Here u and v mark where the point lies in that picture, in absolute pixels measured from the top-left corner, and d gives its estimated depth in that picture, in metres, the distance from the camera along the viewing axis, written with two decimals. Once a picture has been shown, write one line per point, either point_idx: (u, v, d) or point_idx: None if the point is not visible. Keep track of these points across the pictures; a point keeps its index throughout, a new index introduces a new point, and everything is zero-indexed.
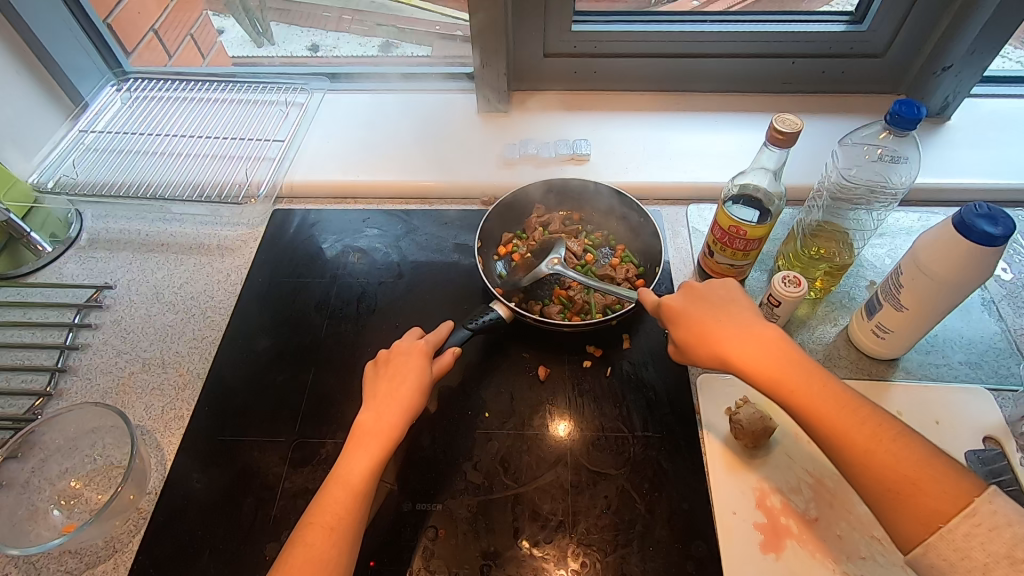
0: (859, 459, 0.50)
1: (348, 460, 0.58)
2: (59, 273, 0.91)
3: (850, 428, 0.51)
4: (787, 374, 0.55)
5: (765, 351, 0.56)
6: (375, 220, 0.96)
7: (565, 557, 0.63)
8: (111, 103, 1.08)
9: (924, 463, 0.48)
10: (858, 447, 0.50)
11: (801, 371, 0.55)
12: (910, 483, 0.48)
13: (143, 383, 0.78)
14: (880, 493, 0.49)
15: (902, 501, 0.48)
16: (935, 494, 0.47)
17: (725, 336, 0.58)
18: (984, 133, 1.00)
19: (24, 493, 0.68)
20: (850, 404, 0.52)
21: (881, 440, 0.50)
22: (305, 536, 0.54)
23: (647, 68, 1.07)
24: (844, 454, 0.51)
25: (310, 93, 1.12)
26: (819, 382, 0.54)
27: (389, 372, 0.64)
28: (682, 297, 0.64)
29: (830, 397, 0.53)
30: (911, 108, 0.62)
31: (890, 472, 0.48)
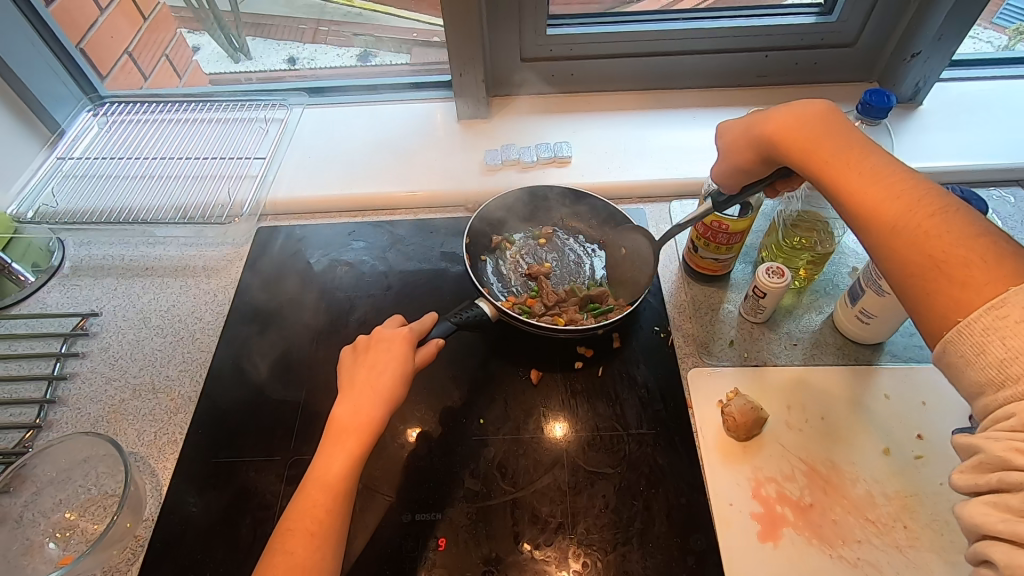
0: (898, 232, 0.48)
1: (326, 458, 0.58)
2: (43, 303, 0.90)
3: (898, 202, 0.49)
4: (837, 160, 0.54)
5: (809, 133, 0.57)
6: (361, 232, 0.96)
7: (567, 557, 0.63)
8: (88, 128, 1.07)
9: (972, 243, 0.45)
10: (902, 223, 0.48)
11: (853, 153, 0.54)
12: (938, 259, 0.45)
13: (134, 410, 0.77)
14: (909, 269, 0.47)
15: (927, 277, 0.46)
16: (969, 277, 0.44)
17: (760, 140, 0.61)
18: (956, 117, 1.02)
19: (18, 527, 0.68)
20: (901, 186, 0.50)
21: (930, 218, 0.47)
22: (286, 544, 0.54)
23: (624, 68, 1.08)
24: (878, 229, 0.49)
25: (290, 108, 1.10)
26: (875, 165, 0.52)
27: (368, 361, 0.64)
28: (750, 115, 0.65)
29: (883, 177, 0.51)
30: (882, 97, 0.63)
31: (925, 246, 0.46)
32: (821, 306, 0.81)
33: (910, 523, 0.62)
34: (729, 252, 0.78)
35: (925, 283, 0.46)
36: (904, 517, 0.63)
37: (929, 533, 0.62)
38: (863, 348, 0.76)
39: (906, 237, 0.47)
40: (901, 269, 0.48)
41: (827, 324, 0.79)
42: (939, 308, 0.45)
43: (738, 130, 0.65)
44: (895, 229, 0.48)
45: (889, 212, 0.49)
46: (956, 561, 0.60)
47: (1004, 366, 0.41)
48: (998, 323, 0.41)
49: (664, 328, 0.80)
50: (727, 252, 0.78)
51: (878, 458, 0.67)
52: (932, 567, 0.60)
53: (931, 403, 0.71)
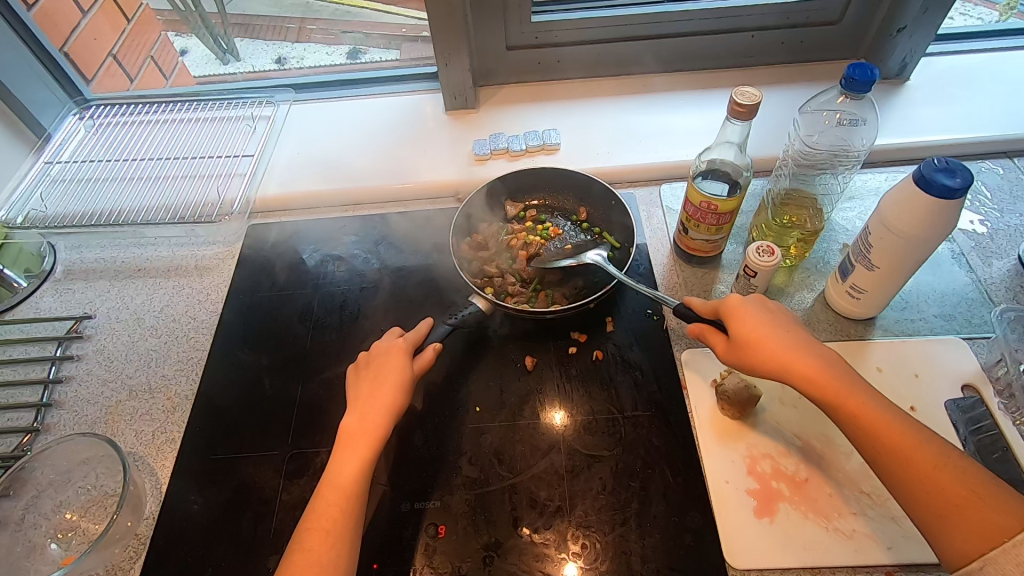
0: (925, 474, 0.50)
1: (337, 463, 0.59)
2: (36, 308, 0.90)
3: (914, 442, 0.52)
4: (842, 391, 0.55)
5: (811, 366, 0.57)
6: (351, 226, 0.96)
7: (566, 540, 0.63)
8: (75, 132, 1.07)
9: (982, 483, 0.49)
10: (925, 465, 0.51)
11: (857, 389, 0.56)
12: (969, 496, 0.49)
13: (132, 410, 0.78)
14: (940, 506, 0.49)
15: (962, 516, 0.48)
16: (992, 511, 0.48)
17: (765, 349, 0.59)
18: (943, 91, 1.02)
19: (20, 530, 0.68)
20: (900, 422, 0.53)
21: (945, 459, 0.51)
22: (304, 542, 0.55)
23: (610, 53, 1.07)
24: (905, 466, 0.51)
25: (276, 105, 1.10)
26: (873, 397, 0.55)
27: (370, 373, 0.65)
28: (746, 302, 0.62)
29: (884, 413, 0.54)
30: (865, 71, 0.63)
31: (947, 488, 0.50)
32: (812, 285, 0.81)
33: None
34: (719, 233, 0.78)
35: (957, 521, 0.48)
36: None
37: None
38: (855, 324, 0.77)
39: (936, 477, 0.50)
40: (934, 504, 0.50)
41: (820, 301, 0.79)
42: (974, 538, 0.47)
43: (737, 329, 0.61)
44: (919, 472, 0.51)
45: (909, 449, 0.52)
46: None
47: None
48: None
49: (656, 311, 0.81)
50: (717, 233, 0.78)
51: None
52: None
53: (923, 374, 0.71)
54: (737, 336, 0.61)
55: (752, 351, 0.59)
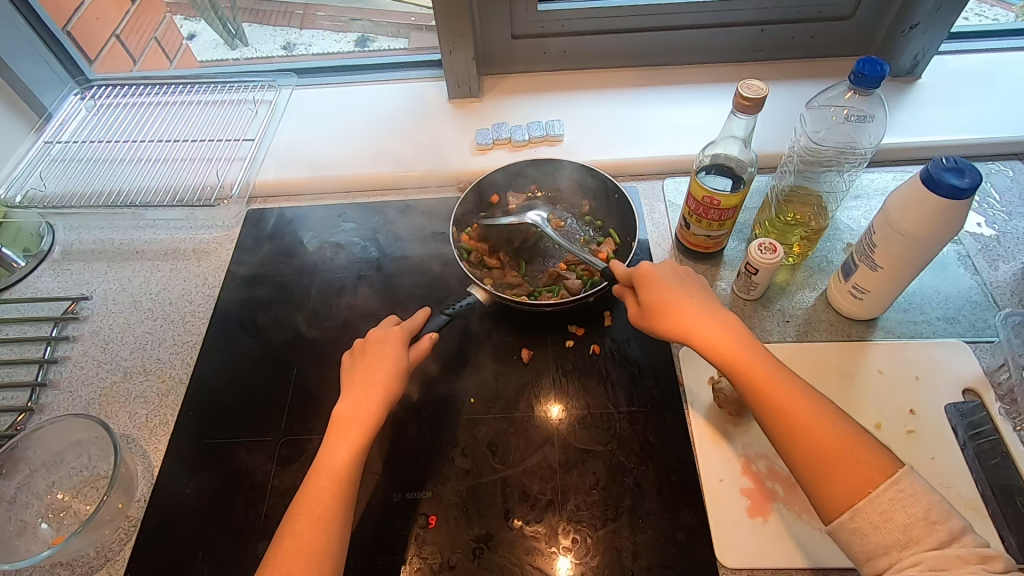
0: (803, 431, 0.52)
1: (330, 449, 0.59)
2: (34, 288, 0.90)
3: (788, 397, 0.54)
4: (732, 350, 0.57)
5: (713, 325, 0.59)
6: (351, 213, 0.96)
7: (557, 534, 0.63)
8: (76, 112, 1.06)
9: (858, 440, 0.51)
10: (800, 422, 0.53)
11: (740, 346, 0.58)
12: (839, 448, 0.51)
13: (126, 393, 0.77)
14: (815, 460, 0.51)
15: (833, 470, 0.50)
16: (865, 465, 0.50)
17: (660, 303, 0.62)
18: (955, 90, 1.00)
19: (12, 509, 0.68)
20: (789, 380, 0.55)
21: (820, 416, 0.53)
22: (293, 528, 0.54)
23: (618, 44, 1.06)
24: (785, 422, 0.53)
25: (279, 90, 1.09)
26: (761, 355, 0.57)
27: (366, 361, 0.64)
28: (655, 270, 0.65)
29: (766, 368, 0.56)
30: (874, 66, 0.62)
31: (819, 442, 0.51)
32: (815, 284, 0.80)
33: None
34: (722, 229, 0.77)
35: (829, 475, 0.50)
36: None
37: None
38: (857, 324, 0.76)
39: (808, 431, 0.52)
40: (813, 459, 0.51)
41: (821, 300, 0.78)
42: (847, 493, 0.49)
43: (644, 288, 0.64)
44: (796, 428, 0.53)
45: (781, 403, 0.54)
46: None
47: (908, 530, 0.47)
48: (899, 498, 0.48)
49: None
50: (719, 229, 0.77)
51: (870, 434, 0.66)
52: None
53: (924, 377, 0.70)
54: (645, 301, 0.63)
55: (659, 317, 0.62)
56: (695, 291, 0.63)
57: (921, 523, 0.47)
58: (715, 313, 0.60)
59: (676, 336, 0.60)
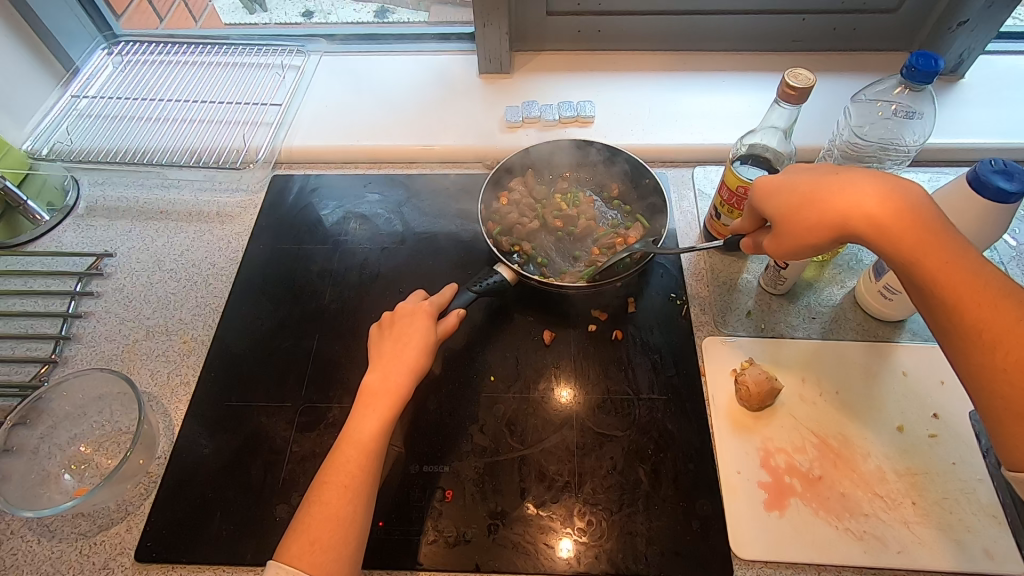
0: (1011, 360, 0.48)
1: (357, 421, 0.59)
2: (58, 242, 0.90)
3: (989, 308, 0.49)
4: (919, 249, 0.51)
5: (895, 217, 0.52)
6: (376, 184, 0.95)
7: (572, 515, 0.63)
8: (102, 67, 1.05)
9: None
10: (1012, 348, 0.48)
11: (949, 245, 0.51)
12: None
13: (148, 350, 0.78)
14: (1019, 403, 0.48)
15: None
16: None
17: (847, 194, 0.54)
18: (998, 92, 0.98)
19: (35, 458, 0.68)
20: (1001, 289, 0.50)
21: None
22: (320, 496, 0.55)
23: (654, 26, 1.04)
24: (986, 347, 0.49)
25: (307, 55, 1.10)
26: (957, 256, 0.51)
27: (395, 334, 0.64)
28: (784, 173, 0.59)
29: (968, 269, 0.51)
30: (928, 61, 0.60)
31: None
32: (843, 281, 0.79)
33: (919, 499, 0.62)
34: None
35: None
36: (913, 493, 0.62)
37: (939, 511, 0.61)
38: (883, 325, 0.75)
39: (1019, 364, 0.48)
40: (1018, 400, 0.48)
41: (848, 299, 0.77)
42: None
43: (781, 190, 0.58)
44: (1003, 353, 0.48)
45: (981, 315, 0.49)
46: (962, 539, 0.60)
47: None
48: None
49: (679, 296, 0.79)
50: None
51: (891, 435, 0.66)
52: (940, 544, 0.60)
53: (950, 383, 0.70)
54: (775, 208, 0.58)
55: (794, 221, 0.56)
56: (851, 173, 0.55)
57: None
58: (906, 188, 0.53)
59: (831, 229, 0.54)
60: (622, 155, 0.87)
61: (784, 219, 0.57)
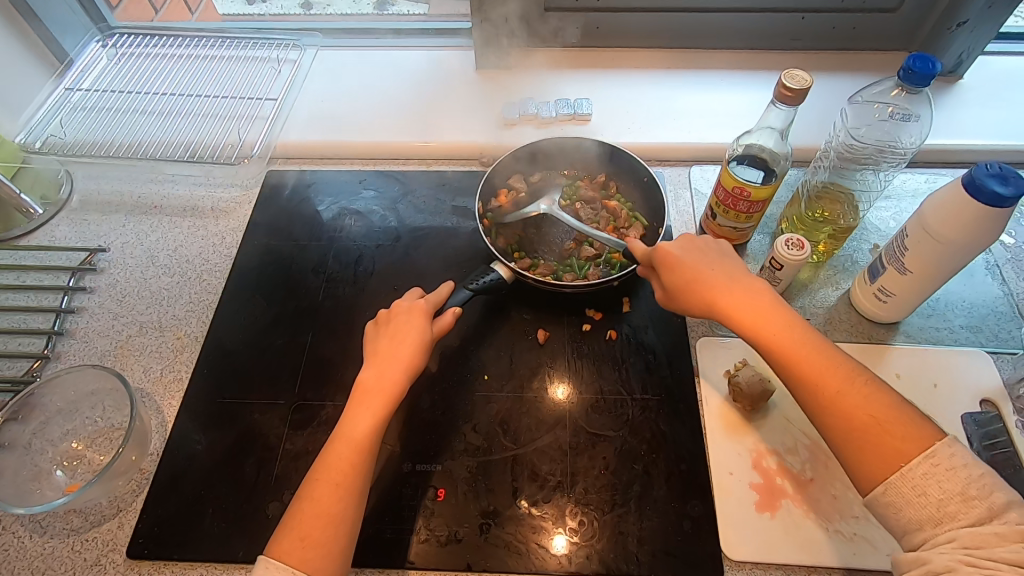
0: (829, 401, 0.52)
1: (351, 419, 0.59)
2: (51, 236, 0.89)
3: (812, 366, 0.53)
4: (754, 321, 0.57)
5: (737, 296, 0.58)
6: (372, 181, 0.94)
7: (564, 515, 0.64)
8: (97, 59, 1.04)
9: (892, 414, 0.50)
10: (830, 391, 0.52)
11: (779, 318, 0.56)
12: (871, 424, 0.50)
13: (141, 347, 0.78)
14: (844, 435, 0.51)
15: (874, 443, 0.49)
16: (902, 443, 0.49)
17: (705, 274, 0.61)
18: (996, 93, 0.97)
19: (27, 453, 0.68)
20: (825, 353, 0.54)
21: (853, 385, 0.52)
22: (313, 494, 0.55)
23: (653, 24, 1.03)
24: (814, 396, 0.53)
25: (303, 50, 1.06)
26: (789, 326, 0.56)
27: (390, 332, 0.64)
28: (677, 245, 0.64)
29: (798, 338, 0.55)
30: (926, 63, 0.60)
31: (853, 419, 0.51)
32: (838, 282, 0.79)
33: None
34: (749, 221, 0.76)
35: (862, 451, 0.50)
36: None
37: None
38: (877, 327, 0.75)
39: (840, 402, 0.51)
40: (841, 433, 0.51)
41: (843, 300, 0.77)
42: (884, 469, 0.49)
43: (668, 263, 0.63)
44: (820, 395, 0.52)
45: (806, 369, 0.54)
46: None
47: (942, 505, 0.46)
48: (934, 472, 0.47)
49: None
50: (746, 221, 0.76)
51: None
52: None
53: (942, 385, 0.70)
54: (669, 281, 0.63)
55: (682, 293, 0.62)
56: (716, 258, 0.62)
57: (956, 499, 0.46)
58: (749, 278, 0.60)
59: (700, 308, 0.60)
60: (629, 157, 0.85)
61: (678, 293, 0.62)
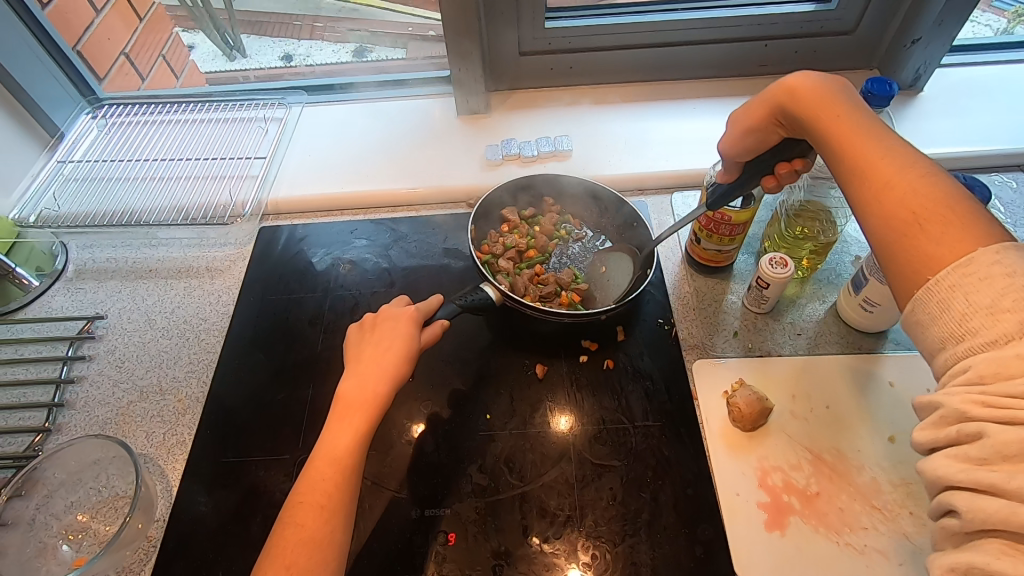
0: (878, 190, 0.48)
1: (333, 435, 0.59)
2: (48, 307, 0.90)
3: (875, 155, 0.49)
4: (827, 114, 0.54)
5: (812, 92, 0.56)
6: (363, 230, 0.96)
7: (576, 550, 0.63)
8: (87, 131, 1.07)
9: (947, 219, 0.44)
10: (879, 184, 0.48)
11: (869, 133, 0.51)
12: (917, 220, 0.45)
13: (143, 412, 0.78)
14: (886, 230, 0.47)
15: (904, 241, 0.45)
16: (932, 238, 0.44)
17: (755, 102, 0.60)
18: (956, 102, 1.02)
19: (31, 530, 0.68)
20: (898, 156, 0.48)
21: (911, 178, 0.47)
22: (295, 517, 0.55)
23: (624, 60, 1.08)
24: (863, 194, 0.49)
25: (289, 107, 1.12)
26: (882, 137, 0.51)
27: (374, 339, 0.65)
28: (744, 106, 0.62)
29: (885, 149, 0.49)
30: (883, 85, 0.64)
31: (897, 210, 0.46)
32: (824, 296, 0.81)
33: (915, 509, 0.63)
34: (733, 243, 0.79)
35: (899, 242, 0.46)
36: (910, 503, 0.63)
37: None
38: (867, 337, 0.77)
39: (889, 203, 0.47)
40: (884, 234, 0.47)
41: (830, 313, 0.80)
42: (910, 276, 0.45)
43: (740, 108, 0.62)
44: (872, 189, 0.48)
45: (866, 160, 0.50)
46: None
47: (964, 322, 0.41)
48: (961, 285, 0.41)
49: (667, 321, 0.81)
50: (730, 243, 0.78)
51: (884, 446, 0.67)
52: None
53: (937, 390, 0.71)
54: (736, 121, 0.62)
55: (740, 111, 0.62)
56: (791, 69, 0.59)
57: (982, 313, 0.40)
58: (822, 77, 0.57)
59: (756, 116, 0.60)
60: (604, 192, 0.88)
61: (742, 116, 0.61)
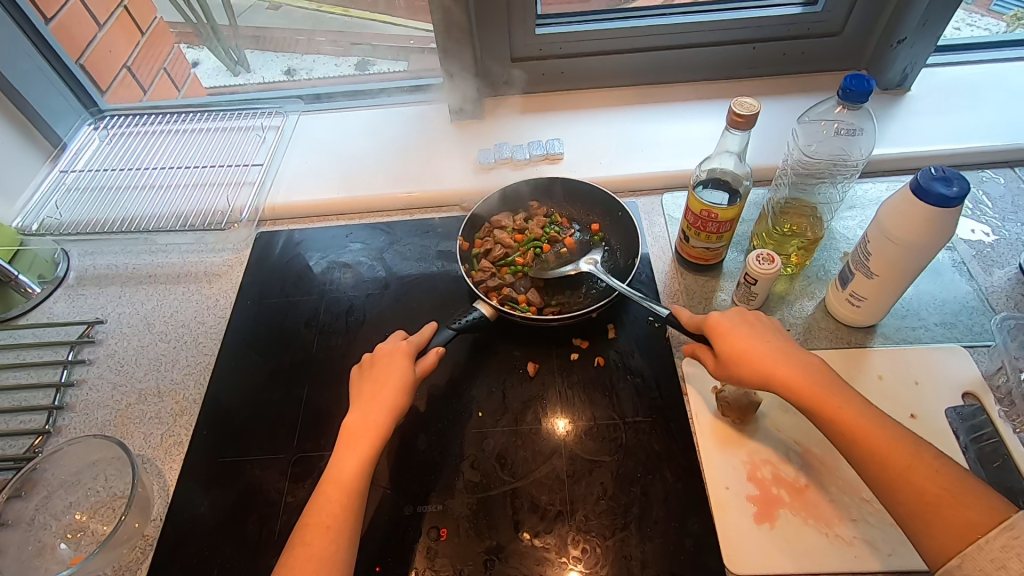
0: (927, 496, 0.51)
1: (339, 461, 0.60)
2: (49, 313, 0.92)
3: (902, 464, 0.53)
4: (833, 404, 0.57)
5: (808, 369, 0.60)
6: (358, 234, 0.98)
7: (566, 544, 0.64)
8: (89, 142, 1.10)
9: (951, 484, 0.51)
10: (898, 466, 0.53)
11: (846, 396, 0.57)
12: (940, 492, 0.51)
13: (141, 413, 0.79)
14: (915, 505, 0.52)
15: (935, 509, 0.51)
16: (967, 508, 0.50)
17: (758, 349, 0.61)
18: (943, 100, 1.03)
19: (31, 530, 0.69)
20: (896, 437, 0.54)
21: (921, 461, 0.53)
22: (304, 538, 0.56)
23: (615, 64, 1.09)
24: (882, 467, 0.54)
25: (286, 116, 1.14)
26: (872, 415, 0.56)
27: (374, 375, 0.66)
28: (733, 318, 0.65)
29: (888, 436, 0.55)
30: (862, 81, 0.64)
31: (921, 485, 0.52)
32: (813, 292, 0.82)
33: None
34: (720, 241, 0.79)
35: (931, 521, 0.51)
36: None
37: None
38: (856, 332, 0.77)
39: (909, 477, 0.52)
40: (910, 501, 0.52)
41: (820, 309, 0.80)
42: (946, 537, 0.50)
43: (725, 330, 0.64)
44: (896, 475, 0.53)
45: (890, 458, 0.53)
46: None
47: None
48: (1011, 545, 0.47)
49: (658, 319, 0.82)
50: (717, 241, 0.79)
51: None
52: None
53: (925, 381, 0.72)
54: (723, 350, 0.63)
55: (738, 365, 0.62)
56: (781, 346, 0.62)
57: None
58: (813, 367, 0.60)
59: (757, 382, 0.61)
60: (599, 193, 0.90)
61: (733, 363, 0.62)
